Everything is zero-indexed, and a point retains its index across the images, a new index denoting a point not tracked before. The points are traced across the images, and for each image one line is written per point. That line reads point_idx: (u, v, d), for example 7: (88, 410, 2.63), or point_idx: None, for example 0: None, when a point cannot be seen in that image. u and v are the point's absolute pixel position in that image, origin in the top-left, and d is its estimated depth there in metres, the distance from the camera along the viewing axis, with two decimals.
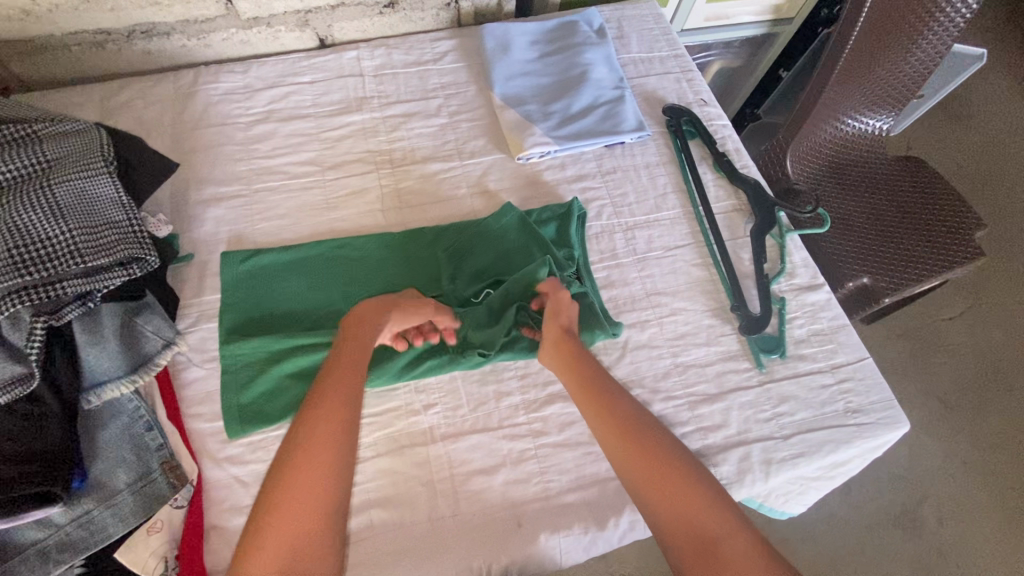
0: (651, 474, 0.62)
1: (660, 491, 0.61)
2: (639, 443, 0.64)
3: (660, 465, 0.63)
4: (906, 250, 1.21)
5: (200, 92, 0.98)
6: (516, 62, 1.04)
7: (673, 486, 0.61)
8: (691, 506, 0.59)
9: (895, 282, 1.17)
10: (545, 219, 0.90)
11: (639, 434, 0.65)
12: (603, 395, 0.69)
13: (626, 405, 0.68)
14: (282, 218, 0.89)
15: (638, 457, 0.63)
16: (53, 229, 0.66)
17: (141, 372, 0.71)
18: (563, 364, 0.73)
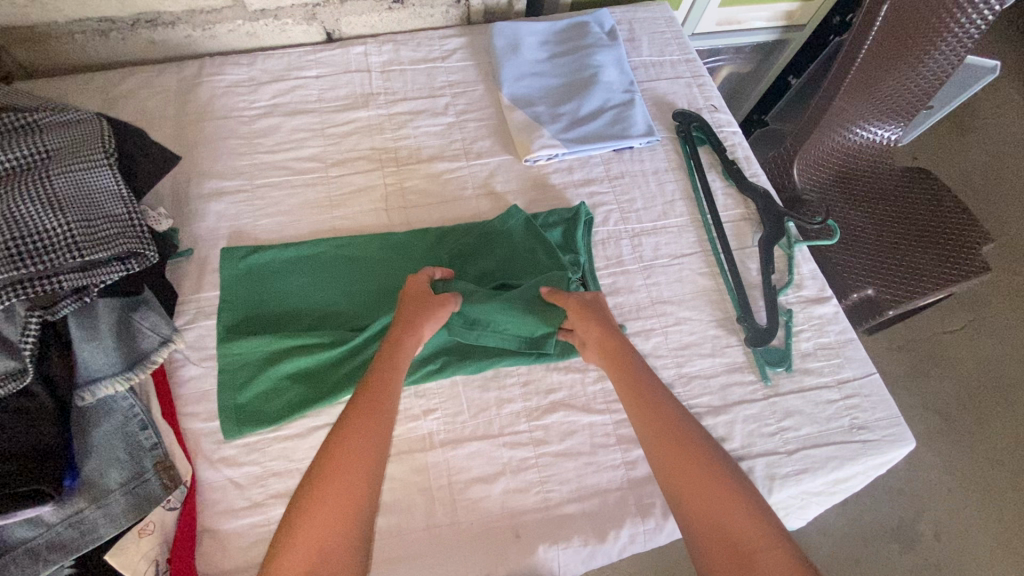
0: (688, 477, 0.59)
1: (696, 495, 0.58)
2: (678, 444, 0.61)
3: (699, 468, 0.59)
4: (912, 263, 1.19)
5: (204, 84, 0.96)
6: (526, 62, 1.03)
7: (711, 491, 0.57)
8: (728, 514, 0.56)
9: (900, 295, 1.16)
10: (552, 223, 0.89)
11: (679, 434, 0.62)
12: (647, 392, 0.66)
13: (669, 404, 0.65)
14: (284, 215, 0.88)
15: (676, 458, 0.60)
16: (51, 221, 0.65)
17: (136, 369, 0.70)
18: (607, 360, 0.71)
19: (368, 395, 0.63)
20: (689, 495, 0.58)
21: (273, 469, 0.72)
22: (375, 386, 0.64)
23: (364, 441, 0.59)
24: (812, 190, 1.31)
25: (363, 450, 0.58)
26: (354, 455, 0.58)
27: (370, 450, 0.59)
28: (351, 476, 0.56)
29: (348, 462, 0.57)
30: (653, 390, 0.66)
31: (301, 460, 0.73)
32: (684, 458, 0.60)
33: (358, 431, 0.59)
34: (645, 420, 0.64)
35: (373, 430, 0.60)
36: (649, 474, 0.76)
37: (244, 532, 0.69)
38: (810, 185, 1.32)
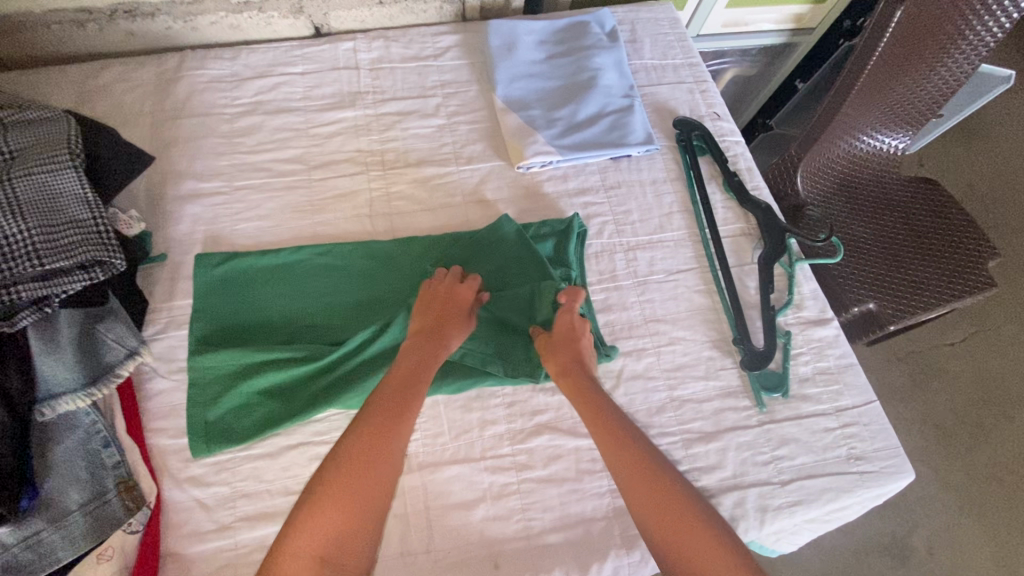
0: (663, 509, 0.56)
1: (671, 531, 0.55)
2: (649, 476, 0.59)
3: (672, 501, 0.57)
4: (917, 275, 1.15)
5: (184, 78, 0.92)
6: (521, 63, 0.98)
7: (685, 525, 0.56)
8: (700, 550, 0.54)
9: (903, 308, 1.12)
10: (543, 234, 0.86)
11: (647, 464, 0.59)
12: (612, 419, 0.63)
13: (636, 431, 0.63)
14: (264, 219, 0.84)
15: (648, 490, 0.58)
16: (11, 227, 0.62)
17: (100, 385, 0.66)
18: (570, 387, 0.68)
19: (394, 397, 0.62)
20: (663, 529, 0.56)
21: (243, 490, 0.69)
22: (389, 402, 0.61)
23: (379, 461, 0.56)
24: (814, 199, 1.27)
25: (375, 472, 0.55)
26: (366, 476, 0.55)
27: (382, 471, 0.56)
28: (355, 500, 0.54)
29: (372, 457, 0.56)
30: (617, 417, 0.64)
31: (271, 481, 0.70)
32: (657, 490, 0.57)
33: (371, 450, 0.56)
34: (615, 449, 0.61)
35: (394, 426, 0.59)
36: None
37: (210, 556, 0.66)
38: (812, 194, 1.27)
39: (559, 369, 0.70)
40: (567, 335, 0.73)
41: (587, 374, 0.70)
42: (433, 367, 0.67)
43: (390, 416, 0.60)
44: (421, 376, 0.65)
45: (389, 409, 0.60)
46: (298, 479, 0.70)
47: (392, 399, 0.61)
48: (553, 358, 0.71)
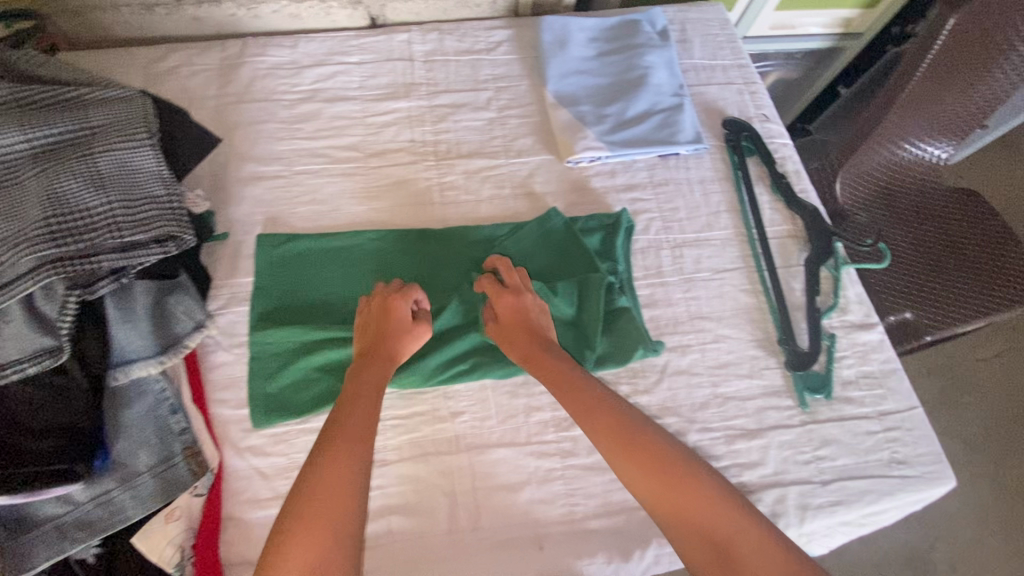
0: (643, 466, 0.61)
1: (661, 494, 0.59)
2: (645, 458, 0.61)
3: (670, 479, 0.60)
4: (957, 285, 1.13)
5: (246, 65, 0.95)
6: (572, 59, 1.00)
7: (687, 498, 0.58)
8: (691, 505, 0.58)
9: (943, 318, 1.10)
10: (592, 227, 0.87)
11: (641, 447, 0.62)
12: (601, 405, 0.66)
13: (628, 413, 0.65)
14: (321, 204, 0.86)
15: (637, 467, 0.61)
16: (94, 200, 0.65)
17: (170, 354, 0.69)
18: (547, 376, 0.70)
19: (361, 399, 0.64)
20: (664, 505, 0.59)
21: (299, 462, 0.72)
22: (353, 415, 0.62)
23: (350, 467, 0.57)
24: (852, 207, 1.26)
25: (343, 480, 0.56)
26: (337, 488, 0.55)
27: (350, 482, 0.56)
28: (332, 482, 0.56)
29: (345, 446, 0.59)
30: (606, 403, 0.66)
31: None
32: (639, 460, 0.61)
33: (338, 466, 0.57)
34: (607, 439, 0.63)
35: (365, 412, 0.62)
36: None
37: (267, 523, 0.69)
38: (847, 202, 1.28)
39: (523, 357, 0.72)
40: (515, 314, 0.74)
41: (560, 358, 0.72)
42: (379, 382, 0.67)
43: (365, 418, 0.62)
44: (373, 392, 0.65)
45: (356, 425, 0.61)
46: None
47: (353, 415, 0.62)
48: (512, 345, 0.73)
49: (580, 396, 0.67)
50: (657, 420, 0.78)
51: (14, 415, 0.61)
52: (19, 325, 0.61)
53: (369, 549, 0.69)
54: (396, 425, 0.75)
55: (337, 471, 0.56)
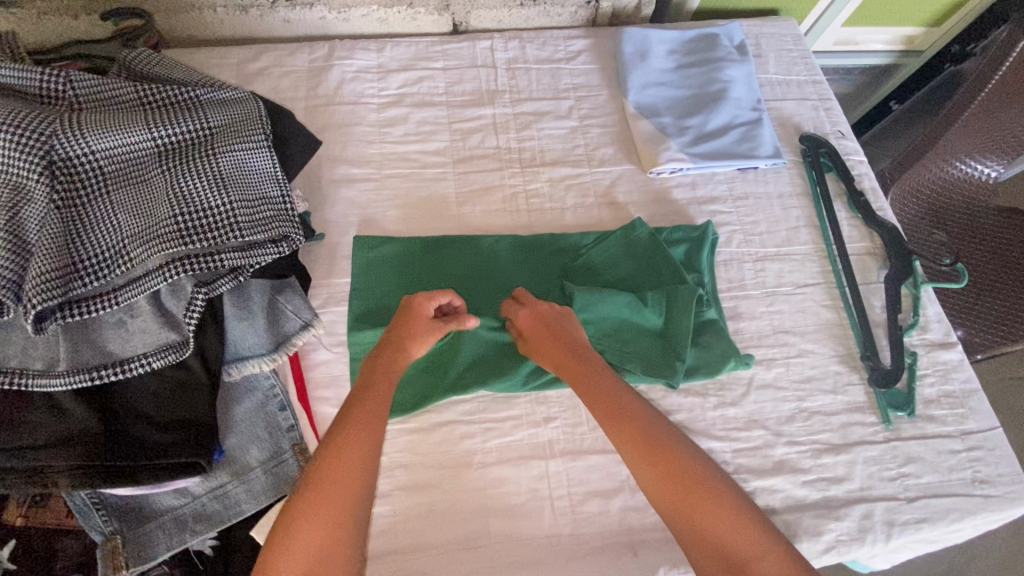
0: (662, 471, 0.63)
1: (680, 505, 0.61)
2: (662, 460, 0.63)
3: (686, 485, 0.62)
4: (1009, 308, 1.10)
5: (335, 67, 0.97)
6: (653, 71, 1.01)
7: (701, 504, 0.61)
8: (710, 519, 0.60)
9: (994, 339, 1.08)
10: (677, 239, 0.88)
11: (658, 448, 0.64)
12: (621, 405, 0.67)
13: (647, 415, 0.67)
14: (414, 207, 0.88)
15: (656, 470, 0.63)
16: (216, 199, 0.67)
17: (281, 351, 0.70)
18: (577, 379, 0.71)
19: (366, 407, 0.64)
20: (675, 506, 0.62)
21: (400, 460, 0.74)
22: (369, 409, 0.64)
23: (350, 481, 0.59)
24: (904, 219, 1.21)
25: (353, 476, 0.59)
26: (345, 485, 0.58)
27: (358, 482, 0.59)
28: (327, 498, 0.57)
29: (346, 458, 0.60)
30: (629, 403, 0.68)
31: (426, 454, 0.74)
32: (660, 465, 0.63)
33: (349, 462, 0.59)
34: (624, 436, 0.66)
35: (371, 423, 0.63)
36: (767, 507, 0.76)
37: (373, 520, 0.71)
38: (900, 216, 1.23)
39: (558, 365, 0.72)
40: (541, 328, 0.74)
41: (591, 363, 0.72)
42: (393, 378, 0.68)
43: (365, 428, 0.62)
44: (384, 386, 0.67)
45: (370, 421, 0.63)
46: (449, 455, 0.75)
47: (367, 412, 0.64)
48: (547, 357, 0.73)
49: (604, 394, 0.68)
50: (745, 431, 0.79)
51: (140, 407, 0.64)
52: (148, 321, 0.65)
53: (470, 550, 0.70)
54: (493, 428, 0.76)
55: (340, 481, 0.58)
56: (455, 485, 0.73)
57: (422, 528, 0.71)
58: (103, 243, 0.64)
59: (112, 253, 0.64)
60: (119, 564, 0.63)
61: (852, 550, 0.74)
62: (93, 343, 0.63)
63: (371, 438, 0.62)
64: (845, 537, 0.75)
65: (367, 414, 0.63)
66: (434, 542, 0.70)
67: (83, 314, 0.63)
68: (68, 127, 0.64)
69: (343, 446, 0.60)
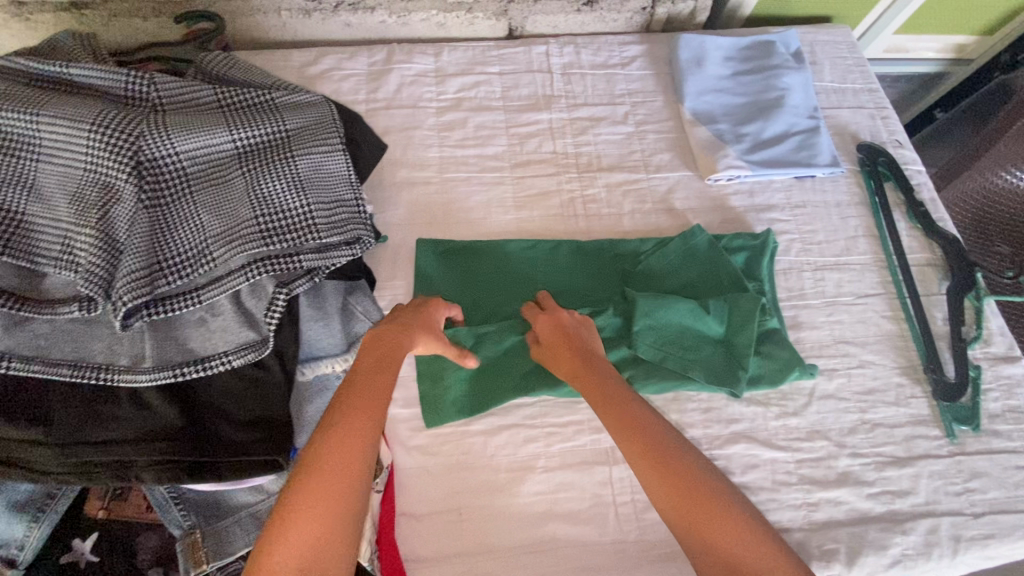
0: (668, 477, 0.61)
1: (684, 512, 0.59)
2: (667, 465, 0.61)
3: (693, 492, 0.60)
4: None
5: (394, 71, 0.98)
6: (709, 77, 1.00)
7: (707, 512, 0.59)
8: (715, 528, 0.58)
9: None
10: (736, 246, 0.87)
11: (663, 454, 0.62)
12: (622, 409, 0.66)
13: (651, 419, 0.65)
14: (474, 211, 0.90)
15: (662, 476, 0.61)
16: (294, 201, 0.68)
17: (352, 352, 0.72)
18: (585, 382, 0.70)
19: (364, 394, 0.62)
20: (681, 513, 0.59)
21: (465, 463, 0.74)
22: (366, 400, 0.61)
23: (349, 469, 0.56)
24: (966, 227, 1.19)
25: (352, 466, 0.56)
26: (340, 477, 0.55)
27: (354, 478, 0.56)
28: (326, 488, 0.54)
29: (346, 446, 0.57)
30: (633, 407, 0.66)
31: (490, 457, 0.75)
32: (666, 472, 0.61)
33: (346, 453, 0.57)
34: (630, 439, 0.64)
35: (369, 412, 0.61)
36: (832, 519, 0.75)
37: (439, 521, 0.72)
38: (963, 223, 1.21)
39: (570, 373, 0.71)
40: (556, 333, 0.74)
41: (601, 368, 0.71)
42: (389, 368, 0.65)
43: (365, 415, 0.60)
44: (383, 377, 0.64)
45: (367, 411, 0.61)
46: (513, 458, 0.75)
47: (362, 403, 0.61)
48: (560, 364, 0.72)
49: (607, 396, 0.67)
50: (808, 442, 0.79)
51: (220, 405, 0.65)
52: (229, 319, 0.66)
53: (535, 553, 0.71)
54: (556, 433, 0.76)
55: (340, 470, 0.55)
56: (520, 488, 0.73)
57: (488, 531, 0.71)
58: (187, 242, 0.65)
59: (196, 252, 0.65)
60: (199, 558, 0.65)
61: (918, 566, 0.73)
62: (177, 341, 0.65)
63: (369, 426, 0.60)
64: (911, 552, 0.74)
65: (363, 405, 0.61)
66: (500, 545, 0.71)
67: (167, 311, 0.64)
68: (155, 128, 0.65)
69: (339, 437, 0.57)
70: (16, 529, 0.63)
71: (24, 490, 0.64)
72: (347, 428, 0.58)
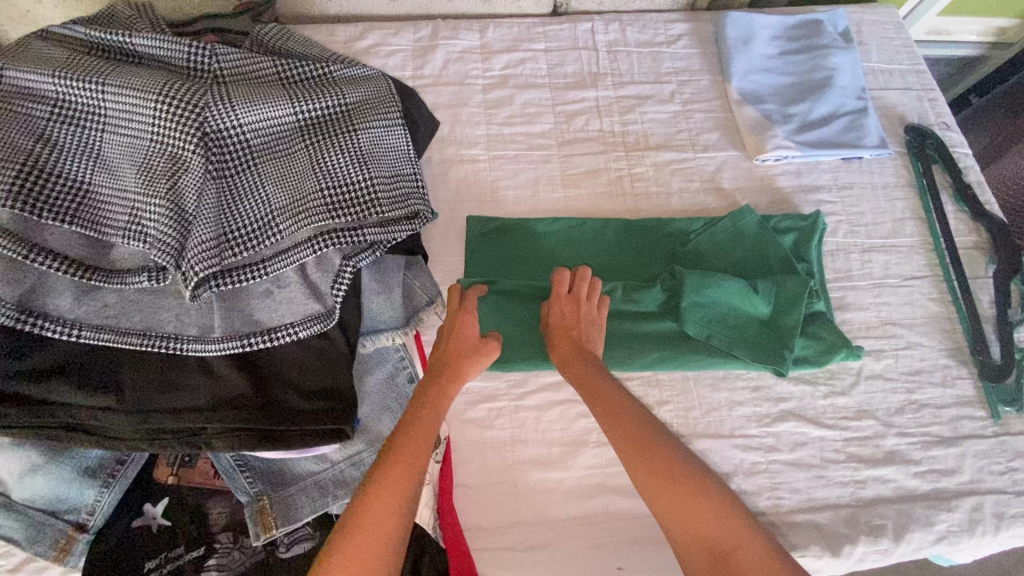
0: (654, 470, 0.61)
1: (670, 505, 0.59)
2: (650, 454, 0.62)
3: (674, 483, 0.60)
4: None
5: (440, 46, 0.97)
6: (756, 57, 0.99)
7: (690, 502, 0.59)
8: (697, 520, 0.58)
9: None
10: (785, 227, 0.88)
11: (652, 446, 0.62)
12: (616, 405, 0.66)
13: (643, 416, 0.65)
14: (521, 189, 0.90)
15: (650, 467, 0.61)
16: (357, 174, 0.69)
17: (411, 325, 0.74)
18: (579, 378, 0.70)
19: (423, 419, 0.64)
20: (667, 506, 0.59)
21: (520, 436, 0.75)
22: (419, 428, 0.63)
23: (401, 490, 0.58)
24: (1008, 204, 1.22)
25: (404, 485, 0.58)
26: (395, 499, 0.57)
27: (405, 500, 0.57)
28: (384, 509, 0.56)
29: (404, 468, 0.59)
30: (627, 406, 0.66)
31: (544, 431, 0.76)
32: (654, 464, 0.61)
33: (395, 478, 0.58)
34: (619, 429, 0.64)
35: (424, 436, 0.62)
36: (879, 496, 0.76)
37: (494, 490, 0.73)
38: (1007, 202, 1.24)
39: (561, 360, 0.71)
40: (565, 320, 0.74)
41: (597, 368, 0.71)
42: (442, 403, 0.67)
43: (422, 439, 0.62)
44: (434, 413, 0.65)
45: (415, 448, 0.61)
46: (566, 432, 0.76)
47: (419, 431, 0.62)
48: (557, 346, 0.72)
49: (598, 391, 0.68)
50: (856, 421, 0.80)
51: (287, 375, 0.66)
52: (296, 291, 0.66)
53: (588, 525, 0.72)
54: None
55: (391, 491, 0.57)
56: (573, 462, 0.75)
57: (542, 503, 0.73)
58: (253, 214, 0.65)
59: (261, 223, 0.65)
60: (269, 523, 0.65)
61: (962, 542, 0.75)
62: (244, 312, 0.65)
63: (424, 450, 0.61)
64: (956, 529, 0.75)
65: (421, 430, 0.63)
66: (555, 517, 0.72)
67: (235, 282, 0.64)
68: (219, 99, 0.66)
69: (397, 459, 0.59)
70: (88, 494, 0.65)
71: (94, 457, 0.66)
72: (401, 454, 0.60)
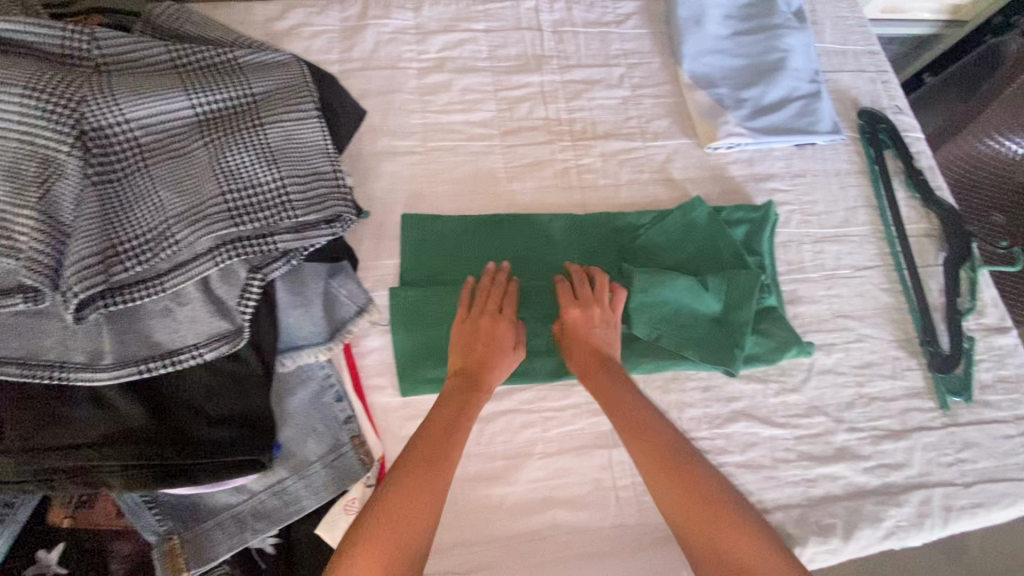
0: (673, 481, 0.59)
1: (690, 517, 0.57)
2: (668, 462, 0.60)
3: (693, 493, 0.58)
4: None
5: (370, 27, 0.89)
6: (708, 37, 0.93)
7: (711, 516, 0.57)
8: (718, 535, 0.56)
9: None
10: (737, 219, 0.84)
11: (670, 458, 0.60)
12: (632, 411, 0.64)
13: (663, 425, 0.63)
14: (460, 184, 0.83)
15: (669, 478, 0.59)
16: (265, 174, 0.62)
17: (336, 340, 0.68)
18: (602, 387, 0.67)
19: (440, 422, 0.62)
20: (687, 518, 0.57)
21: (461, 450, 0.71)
22: (440, 429, 0.61)
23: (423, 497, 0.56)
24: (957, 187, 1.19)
25: (428, 491, 0.56)
26: (416, 503, 0.56)
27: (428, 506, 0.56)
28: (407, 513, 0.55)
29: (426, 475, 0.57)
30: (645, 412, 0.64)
31: (486, 444, 0.72)
32: (674, 475, 0.59)
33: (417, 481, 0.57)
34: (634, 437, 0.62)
35: (446, 442, 0.60)
36: (829, 494, 0.75)
37: None
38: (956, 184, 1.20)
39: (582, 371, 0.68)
40: (578, 328, 0.70)
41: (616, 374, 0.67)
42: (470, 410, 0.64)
43: (444, 442, 0.60)
44: (462, 416, 0.63)
45: (425, 466, 0.58)
46: (510, 444, 0.72)
47: (438, 434, 0.61)
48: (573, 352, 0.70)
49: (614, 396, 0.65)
50: (806, 418, 0.78)
51: (194, 402, 0.60)
52: (198, 308, 0.60)
53: (535, 541, 0.69)
54: (557, 417, 0.74)
55: (413, 494, 0.56)
56: (517, 476, 0.71)
57: (485, 521, 0.69)
58: (145, 222, 0.58)
59: (154, 232, 0.58)
60: (179, 565, 0.62)
61: (912, 537, 0.74)
62: (140, 332, 0.58)
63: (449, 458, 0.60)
64: (906, 524, 0.75)
65: (440, 435, 0.61)
66: (499, 534, 0.69)
67: (127, 301, 0.57)
68: (100, 92, 0.57)
69: (417, 465, 0.58)
70: None
71: None
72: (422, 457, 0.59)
